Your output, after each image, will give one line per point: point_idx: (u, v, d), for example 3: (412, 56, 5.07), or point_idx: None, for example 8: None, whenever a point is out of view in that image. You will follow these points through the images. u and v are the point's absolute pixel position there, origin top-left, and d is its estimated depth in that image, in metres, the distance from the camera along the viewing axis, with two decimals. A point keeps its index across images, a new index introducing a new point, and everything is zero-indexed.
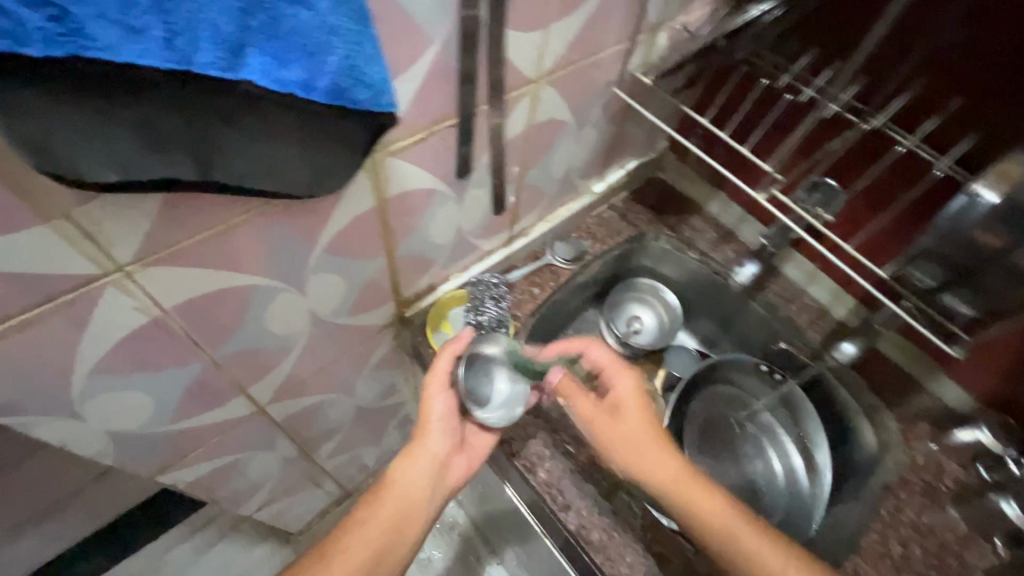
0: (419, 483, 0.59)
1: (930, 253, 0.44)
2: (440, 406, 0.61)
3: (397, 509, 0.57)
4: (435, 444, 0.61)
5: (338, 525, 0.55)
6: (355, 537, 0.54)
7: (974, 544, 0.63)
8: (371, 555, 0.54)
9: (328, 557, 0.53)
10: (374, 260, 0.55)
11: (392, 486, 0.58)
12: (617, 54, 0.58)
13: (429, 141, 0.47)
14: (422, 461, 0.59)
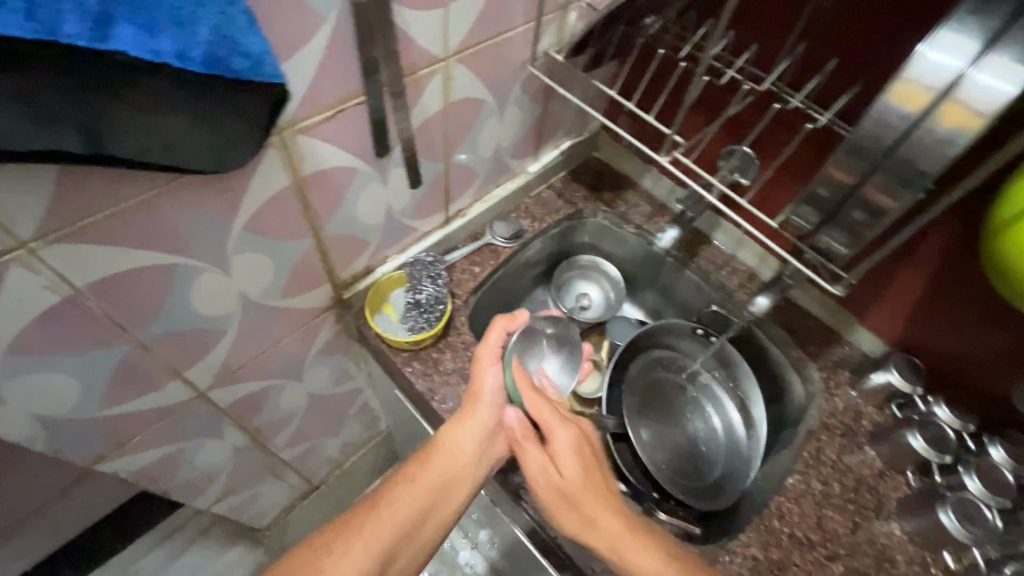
0: (465, 448, 0.61)
1: (808, 197, 0.44)
2: (491, 380, 0.63)
3: (447, 469, 0.60)
4: (485, 412, 0.63)
5: (391, 477, 0.59)
6: (406, 491, 0.58)
7: (889, 478, 0.67)
8: (417, 512, 0.57)
9: (379, 509, 0.56)
10: (303, 241, 0.57)
11: (440, 449, 0.60)
12: (527, 33, 0.61)
13: (338, 118, 0.49)
14: (472, 427, 0.61)
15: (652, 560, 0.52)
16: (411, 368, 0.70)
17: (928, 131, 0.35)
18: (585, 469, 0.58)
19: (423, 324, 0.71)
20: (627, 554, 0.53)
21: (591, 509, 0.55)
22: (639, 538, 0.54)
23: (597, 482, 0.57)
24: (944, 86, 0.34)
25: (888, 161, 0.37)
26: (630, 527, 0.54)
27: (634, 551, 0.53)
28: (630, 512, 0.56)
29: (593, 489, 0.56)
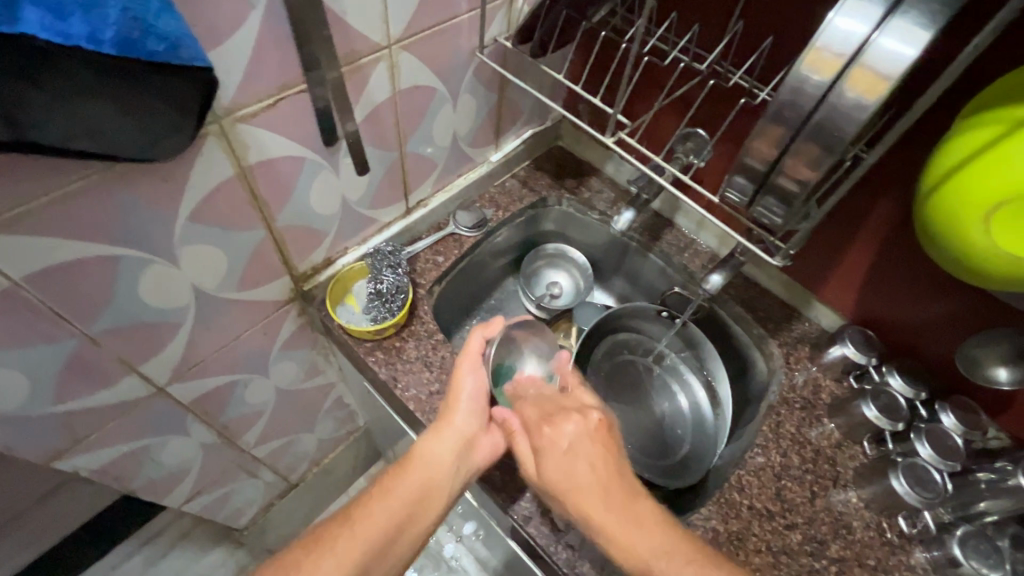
0: (442, 460, 0.60)
1: (737, 169, 0.45)
2: (469, 385, 0.63)
3: (421, 482, 0.58)
4: (462, 421, 0.63)
5: (367, 493, 0.57)
6: (381, 505, 0.56)
7: (847, 447, 0.69)
8: (392, 525, 0.55)
9: (353, 523, 0.55)
10: (255, 232, 0.57)
11: (416, 460, 0.59)
12: (472, 19, 0.61)
13: (280, 107, 0.49)
14: (450, 436, 0.61)
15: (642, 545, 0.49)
16: (374, 358, 0.70)
17: (840, 95, 0.36)
18: (571, 459, 0.55)
19: (383, 313, 0.72)
20: (618, 539, 0.50)
21: (584, 505, 0.53)
22: (629, 522, 0.51)
23: (587, 469, 0.54)
24: (852, 53, 0.36)
25: (807, 127, 0.38)
26: (621, 512, 0.51)
27: (622, 536, 0.50)
28: (624, 497, 0.52)
29: (581, 480, 0.54)
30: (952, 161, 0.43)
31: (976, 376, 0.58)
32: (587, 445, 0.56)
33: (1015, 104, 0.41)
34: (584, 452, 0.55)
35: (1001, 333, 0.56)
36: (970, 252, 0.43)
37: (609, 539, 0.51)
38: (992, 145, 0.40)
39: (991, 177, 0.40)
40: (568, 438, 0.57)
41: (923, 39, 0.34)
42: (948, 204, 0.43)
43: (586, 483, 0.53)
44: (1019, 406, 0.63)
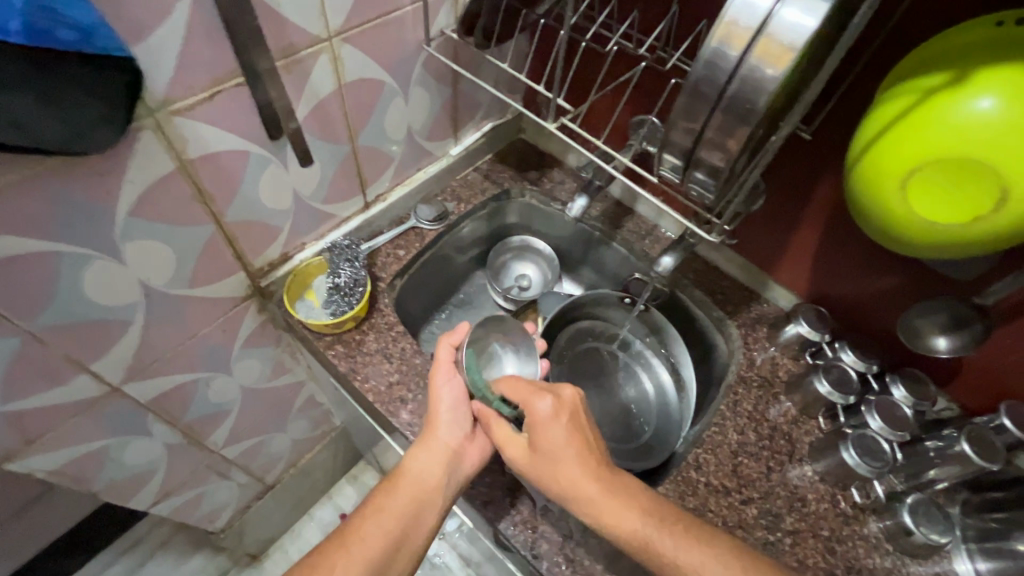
0: (430, 474, 0.57)
1: (666, 148, 0.46)
2: (447, 396, 0.60)
3: (414, 497, 0.57)
4: (446, 434, 0.59)
5: (360, 512, 0.56)
6: (375, 524, 0.55)
7: (803, 423, 0.70)
8: (388, 543, 0.54)
9: (349, 544, 0.54)
10: (203, 227, 0.57)
11: (405, 476, 0.57)
12: (416, 12, 0.62)
13: (218, 100, 0.49)
14: (438, 448, 0.58)
15: (631, 519, 0.51)
16: (334, 351, 0.71)
17: (751, 68, 0.38)
18: (550, 447, 0.55)
19: (343, 306, 0.72)
20: (609, 518, 0.52)
21: (572, 482, 0.53)
22: (616, 501, 0.52)
23: (570, 454, 0.54)
24: (758, 26, 0.36)
25: (723, 101, 0.39)
26: (612, 492, 0.53)
27: (610, 516, 0.52)
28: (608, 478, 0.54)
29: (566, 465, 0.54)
30: (870, 132, 0.44)
31: (915, 346, 0.59)
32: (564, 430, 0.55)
33: (927, 74, 0.42)
34: (569, 423, 0.56)
35: (937, 302, 0.58)
36: (891, 219, 0.45)
37: (599, 519, 0.52)
38: (903, 115, 0.42)
39: (904, 145, 0.41)
40: (546, 417, 0.55)
41: (822, 10, 0.35)
42: (868, 174, 0.44)
43: (571, 468, 0.54)
44: (963, 375, 0.64)
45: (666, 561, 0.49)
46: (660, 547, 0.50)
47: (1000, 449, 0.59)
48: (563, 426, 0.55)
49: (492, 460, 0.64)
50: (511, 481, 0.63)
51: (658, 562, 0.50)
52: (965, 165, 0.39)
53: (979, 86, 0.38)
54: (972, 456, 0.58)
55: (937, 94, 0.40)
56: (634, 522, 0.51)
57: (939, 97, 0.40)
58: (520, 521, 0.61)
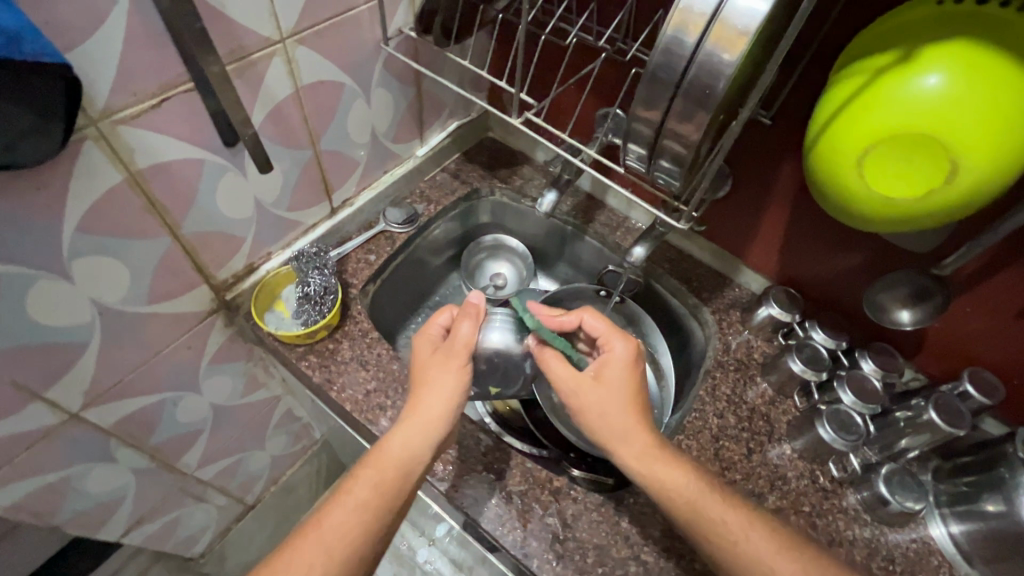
0: (416, 458, 0.55)
1: (631, 138, 0.47)
2: (448, 381, 0.58)
3: (396, 480, 0.54)
4: (440, 415, 0.57)
5: (334, 501, 0.52)
6: (354, 515, 0.51)
7: (780, 403, 0.71)
8: (367, 534, 0.51)
9: (325, 539, 0.50)
10: (158, 240, 0.55)
11: (389, 458, 0.54)
12: (372, 11, 0.61)
13: (167, 107, 0.47)
14: (431, 429, 0.56)
15: (681, 475, 0.54)
16: (307, 362, 0.69)
17: (708, 53, 0.38)
18: (624, 396, 0.57)
19: (314, 316, 0.70)
20: (668, 472, 0.54)
21: (630, 426, 0.55)
22: (668, 461, 0.55)
23: (633, 407, 0.57)
24: (712, 12, 0.37)
25: (683, 85, 0.39)
26: (663, 450, 0.55)
27: (664, 471, 0.54)
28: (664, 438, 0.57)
29: (627, 418, 0.56)
30: (826, 114, 0.45)
31: (882, 320, 0.61)
32: (634, 381, 0.58)
33: (878, 54, 0.43)
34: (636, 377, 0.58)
35: (902, 276, 0.59)
36: (847, 195, 0.46)
37: (649, 471, 0.54)
38: (856, 95, 0.43)
39: (859, 124, 0.42)
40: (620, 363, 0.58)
41: None
42: (826, 155, 0.45)
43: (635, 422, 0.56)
44: (928, 346, 0.67)
45: (712, 520, 0.52)
46: (707, 507, 0.52)
47: (966, 414, 0.61)
48: (636, 374, 0.58)
49: (475, 462, 0.63)
50: (495, 480, 0.62)
51: (706, 520, 0.52)
52: (916, 141, 0.40)
53: (925, 63, 0.40)
54: (939, 423, 0.60)
55: (887, 73, 0.41)
56: (684, 478, 0.54)
57: (889, 76, 0.41)
58: (508, 521, 0.60)
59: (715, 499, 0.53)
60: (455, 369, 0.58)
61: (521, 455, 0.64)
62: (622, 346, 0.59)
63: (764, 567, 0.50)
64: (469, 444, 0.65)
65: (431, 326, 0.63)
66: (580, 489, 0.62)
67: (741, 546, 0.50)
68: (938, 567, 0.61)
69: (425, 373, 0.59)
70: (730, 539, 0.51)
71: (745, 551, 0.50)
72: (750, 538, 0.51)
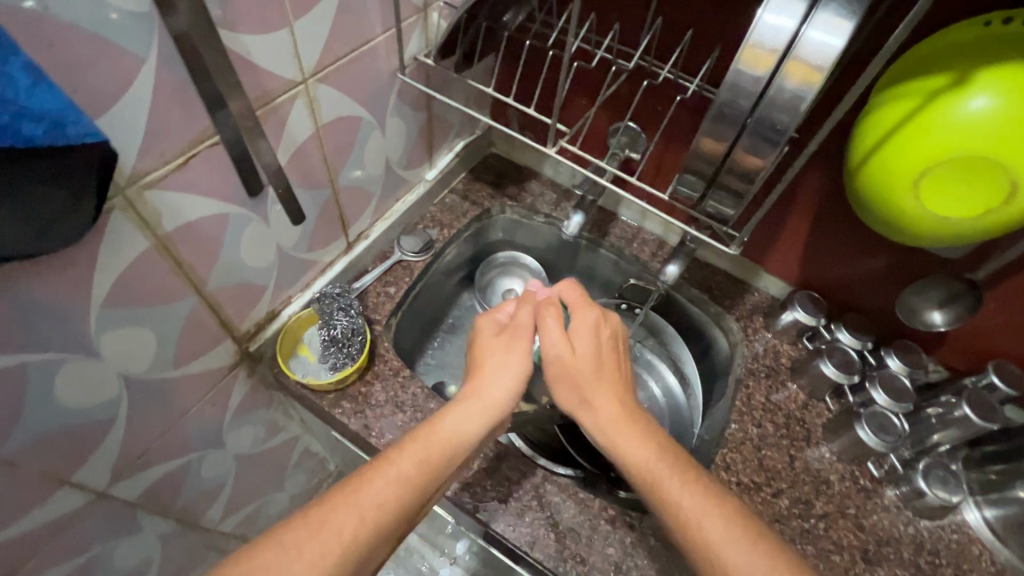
0: (468, 441, 0.53)
1: (687, 170, 0.46)
2: (508, 372, 0.58)
3: (444, 459, 0.51)
4: (498, 395, 0.57)
5: (379, 466, 0.48)
6: (394, 483, 0.47)
7: (813, 407, 0.72)
8: (404, 509, 0.47)
9: (364, 505, 0.45)
10: (185, 301, 0.51)
11: (443, 435, 0.52)
12: (388, 41, 0.58)
13: (194, 164, 0.44)
14: (488, 412, 0.56)
15: (639, 449, 0.52)
16: (341, 409, 0.66)
17: (780, 87, 0.38)
18: (585, 357, 0.59)
19: (343, 359, 0.67)
20: (621, 442, 0.53)
21: (587, 389, 0.57)
22: (634, 433, 0.53)
23: (599, 372, 0.58)
24: (785, 46, 0.36)
25: (751, 121, 0.40)
26: (627, 420, 0.54)
27: (624, 438, 0.53)
28: (630, 414, 0.55)
29: (589, 396, 0.56)
30: (873, 137, 0.46)
31: (916, 323, 0.65)
32: (605, 351, 0.60)
33: (926, 76, 0.43)
34: (603, 350, 0.60)
35: (932, 281, 0.64)
36: (881, 196, 0.47)
37: (609, 436, 0.54)
38: (907, 119, 0.43)
39: (912, 148, 0.43)
40: (599, 330, 0.61)
41: (847, 28, 0.35)
42: (877, 176, 0.46)
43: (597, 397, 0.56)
44: (950, 340, 0.69)
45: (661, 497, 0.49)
46: (663, 481, 0.49)
47: (997, 407, 0.63)
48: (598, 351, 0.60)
49: (527, 497, 0.63)
50: (550, 513, 0.61)
51: (657, 493, 0.49)
52: (972, 162, 0.41)
53: (976, 86, 0.40)
54: (973, 418, 0.63)
55: (938, 96, 0.42)
56: (640, 449, 0.52)
57: (938, 101, 0.42)
58: (569, 556, 0.59)
59: (670, 476, 0.49)
60: (519, 352, 0.60)
61: (572, 486, 0.63)
62: (588, 318, 0.61)
63: (709, 550, 0.45)
64: (518, 478, 0.64)
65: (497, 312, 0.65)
66: (635, 514, 0.62)
67: (691, 526, 0.46)
68: (979, 556, 0.63)
69: (490, 354, 0.60)
70: (678, 516, 0.47)
71: (695, 531, 0.46)
72: (701, 519, 0.46)
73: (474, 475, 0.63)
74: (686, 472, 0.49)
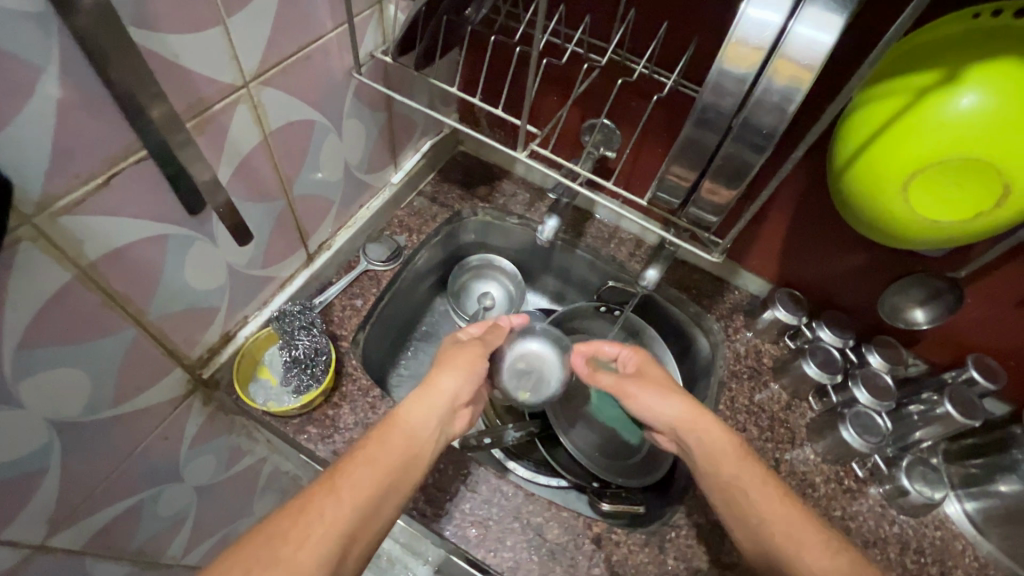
0: (430, 426, 0.53)
1: (667, 176, 0.43)
2: (453, 376, 0.56)
3: (408, 448, 0.51)
4: (450, 389, 0.55)
5: (349, 458, 0.48)
6: (366, 471, 0.47)
7: (796, 407, 0.71)
8: (378, 491, 0.47)
9: (338, 490, 0.46)
10: (122, 334, 0.46)
11: (402, 428, 0.51)
12: (340, 37, 0.53)
13: (119, 184, 0.39)
14: (442, 406, 0.54)
15: (728, 468, 0.54)
16: (307, 435, 0.62)
17: (767, 87, 0.35)
18: (661, 385, 0.61)
19: (307, 381, 0.63)
20: (713, 462, 0.55)
21: (682, 415, 0.58)
22: (731, 454, 0.55)
23: (679, 395, 0.59)
24: (771, 43, 0.33)
25: (735, 124, 0.37)
26: (724, 439, 0.56)
27: (716, 458, 0.55)
28: (728, 431, 0.57)
29: (685, 420, 0.57)
30: (859, 137, 0.43)
31: (898, 322, 0.66)
32: (671, 381, 0.62)
33: (915, 72, 0.41)
34: (669, 382, 0.61)
35: (912, 280, 0.63)
36: (875, 210, 0.45)
37: (700, 455, 0.56)
38: (896, 118, 0.41)
39: (902, 149, 0.41)
40: (650, 364, 0.63)
41: (838, 23, 0.32)
42: (863, 178, 0.44)
43: (698, 418, 0.57)
44: (929, 335, 0.68)
45: (748, 507, 0.52)
46: (750, 496, 0.53)
47: (978, 403, 0.63)
48: (676, 382, 0.62)
49: (508, 519, 0.60)
50: (534, 534, 0.59)
51: (746, 510, 0.52)
52: (964, 165, 0.39)
53: (966, 82, 0.38)
54: (955, 415, 0.62)
55: (928, 94, 0.39)
56: (730, 470, 0.54)
57: (928, 98, 0.39)
58: None
59: (756, 492, 0.53)
60: (471, 356, 0.58)
61: (555, 505, 0.60)
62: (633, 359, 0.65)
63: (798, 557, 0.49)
64: (497, 499, 0.60)
65: (461, 331, 0.63)
66: (622, 531, 0.60)
67: (773, 537, 0.50)
68: (963, 552, 0.63)
69: (445, 357, 0.58)
70: (767, 531, 0.51)
71: (776, 540, 0.50)
72: (791, 529, 0.50)
73: (453, 500, 0.60)
74: (773, 487, 0.53)
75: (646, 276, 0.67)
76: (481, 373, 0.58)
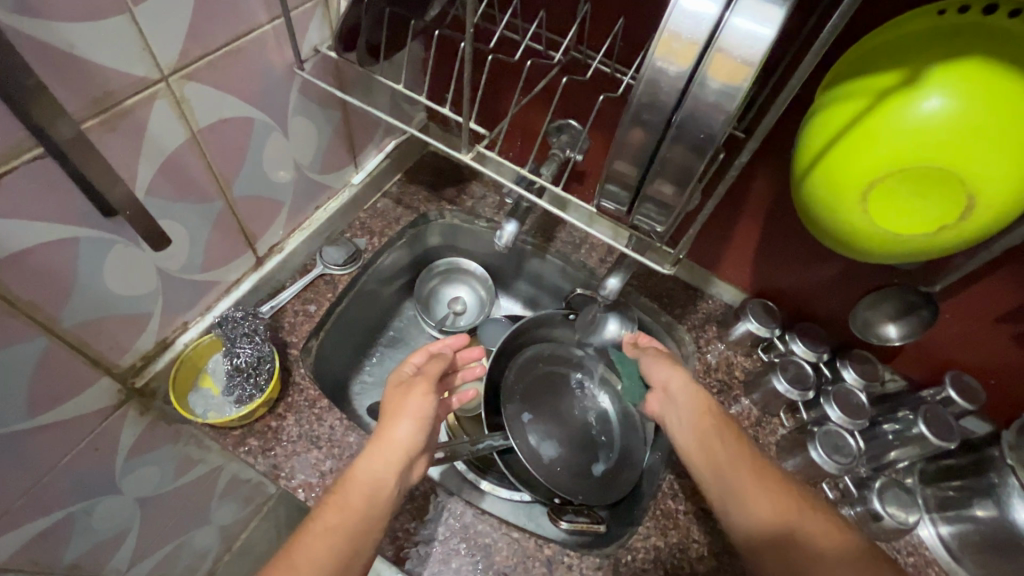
0: (385, 480, 0.49)
1: (609, 181, 0.40)
2: (407, 424, 0.52)
3: (365, 506, 0.48)
4: (403, 439, 0.51)
5: (305, 527, 0.46)
6: (322, 541, 0.45)
7: (767, 423, 0.68)
8: (338, 560, 0.45)
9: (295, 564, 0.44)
10: (29, 344, 0.43)
11: (358, 486, 0.48)
12: (278, 31, 0.51)
13: (10, 184, 0.36)
14: (399, 458, 0.50)
15: (725, 444, 0.53)
16: (247, 448, 0.59)
17: (703, 85, 0.32)
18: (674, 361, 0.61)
19: (250, 391, 0.60)
20: (712, 436, 0.54)
21: (693, 390, 0.58)
22: (728, 434, 0.54)
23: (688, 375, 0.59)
24: (706, 37, 0.31)
25: (673, 123, 0.34)
26: (725, 427, 0.55)
27: (718, 433, 0.54)
28: (731, 423, 0.56)
29: (678, 379, 0.59)
30: (819, 141, 0.40)
31: (870, 336, 0.63)
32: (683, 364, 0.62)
33: (875, 74, 0.38)
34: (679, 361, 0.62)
35: (892, 292, 0.60)
36: (836, 221, 0.42)
37: (698, 433, 0.55)
38: (856, 121, 0.38)
39: (862, 155, 0.37)
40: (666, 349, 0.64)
41: (776, 16, 0.29)
42: (823, 188, 0.41)
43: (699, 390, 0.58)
44: (906, 351, 0.65)
45: (738, 483, 0.50)
46: (739, 474, 0.51)
47: (954, 426, 0.60)
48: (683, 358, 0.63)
49: (455, 539, 0.57)
50: (481, 554, 0.56)
51: (740, 489, 0.50)
52: (929, 174, 0.36)
53: (930, 83, 0.35)
54: (930, 437, 0.59)
55: (889, 96, 0.36)
56: (726, 445, 0.53)
57: (888, 102, 0.36)
58: None
59: (751, 478, 0.50)
60: (420, 399, 0.54)
61: (505, 523, 0.57)
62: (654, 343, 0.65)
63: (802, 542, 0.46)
64: (444, 517, 0.58)
65: (404, 367, 0.58)
66: (574, 554, 0.57)
67: (772, 522, 0.48)
68: None
69: (391, 407, 0.53)
70: (764, 517, 0.48)
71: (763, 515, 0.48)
72: (792, 512, 0.48)
73: (399, 519, 0.57)
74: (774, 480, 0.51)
75: (606, 285, 0.63)
76: (433, 416, 0.54)
